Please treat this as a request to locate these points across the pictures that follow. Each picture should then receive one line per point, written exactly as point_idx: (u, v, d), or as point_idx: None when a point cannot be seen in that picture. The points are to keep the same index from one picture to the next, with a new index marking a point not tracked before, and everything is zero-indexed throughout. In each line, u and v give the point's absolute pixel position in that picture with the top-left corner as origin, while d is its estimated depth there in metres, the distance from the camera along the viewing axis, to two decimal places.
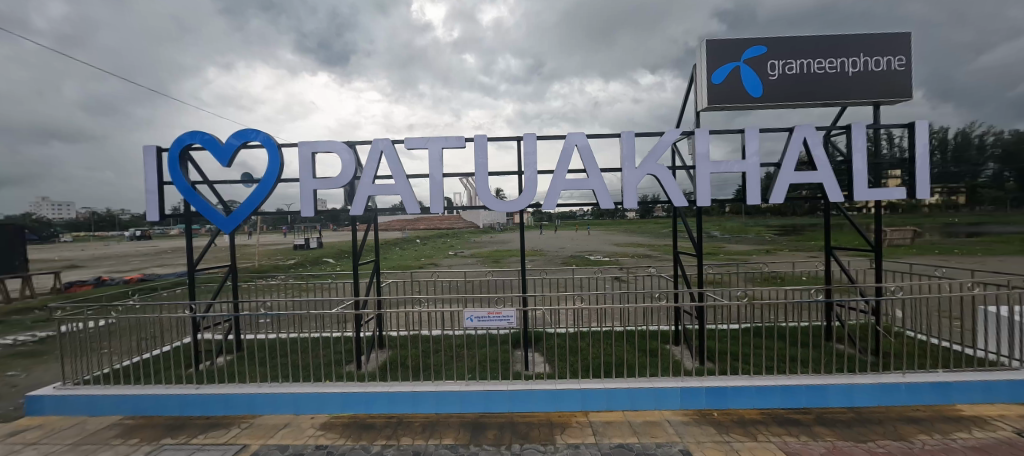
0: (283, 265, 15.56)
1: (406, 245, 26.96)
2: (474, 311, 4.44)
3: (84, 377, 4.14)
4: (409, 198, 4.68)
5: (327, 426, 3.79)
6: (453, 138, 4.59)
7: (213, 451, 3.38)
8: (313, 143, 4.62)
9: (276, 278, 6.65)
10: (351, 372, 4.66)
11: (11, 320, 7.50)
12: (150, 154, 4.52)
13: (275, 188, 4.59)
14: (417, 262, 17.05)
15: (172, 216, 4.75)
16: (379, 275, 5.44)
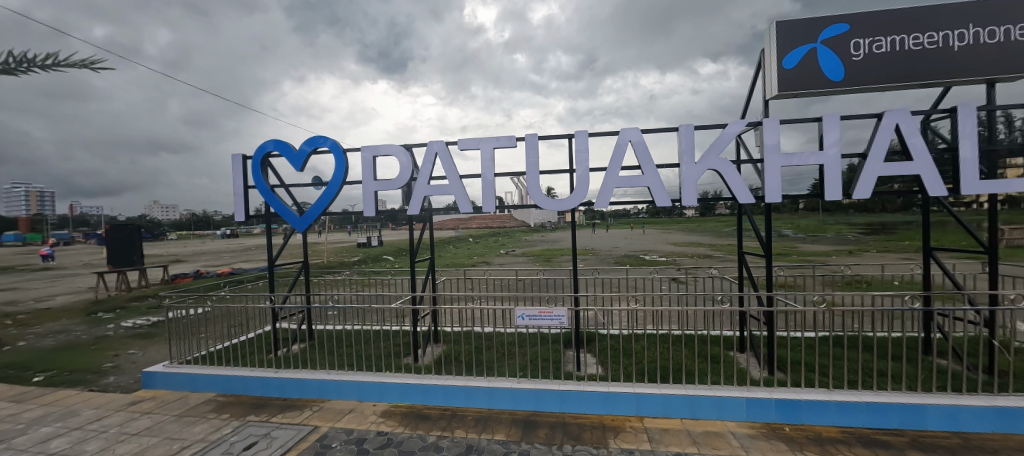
0: (348, 261, 16.75)
1: (459, 244, 27.78)
2: (525, 308, 4.45)
3: (187, 358, 4.75)
4: (462, 198, 4.80)
5: (387, 414, 4.02)
6: (504, 137, 4.63)
7: (289, 430, 3.71)
8: (374, 147, 4.91)
9: (342, 273, 7.16)
10: (409, 364, 4.89)
11: (133, 306, 8.82)
12: (237, 162, 5.07)
13: (341, 189, 4.93)
14: (469, 261, 17.51)
15: (255, 216, 5.28)
16: (434, 272, 5.64)
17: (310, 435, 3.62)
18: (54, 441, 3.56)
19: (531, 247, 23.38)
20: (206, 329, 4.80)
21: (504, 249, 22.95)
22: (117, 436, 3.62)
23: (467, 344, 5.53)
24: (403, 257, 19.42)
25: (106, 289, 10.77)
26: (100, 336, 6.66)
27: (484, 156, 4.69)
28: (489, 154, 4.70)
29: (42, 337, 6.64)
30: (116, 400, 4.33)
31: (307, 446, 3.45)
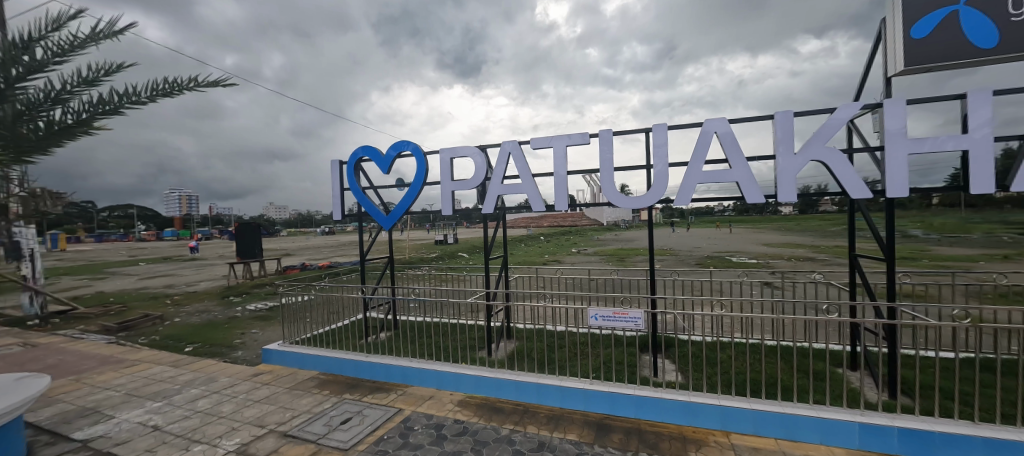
0: (427, 257, 17.86)
1: (529, 242, 28.07)
2: (598, 309, 4.33)
3: (295, 339, 5.44)
4: (534, 197, 4.82)
5: (463, 403, 4.20)
6: (577, 134, 4.55)
7: (377, 410, 4.06)
8: (451, 150, 5.14)
9: (422, 269, 7.66)
10: (483, 357, 5.07)
11: (255, 292, 10.37)
12: (334, 167, 5.67)
13: (422, 190, 5.25)
14: (541, 259, 17.64)
15: (349, 215, 5.87)
16: (508, 269, 5.75)
17: (396, 417, 3.93)
18: (200, 400, 4.31)
19: (602, 246, 22.78)
20: (310, 315, 5.45)
21: (574, 248, 22.68)
22: (244, 401, 4.27)
23: (539, 342, 5.56)
24: (476, 255, 20.16)
25: (236, 277, 12.81)
26: (232, 316, 7.94)
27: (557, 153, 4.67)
28: (562, 151, 4.66)
29: (192, 315, 8.11)
30: (244, 371, 5.12)
31: (393, 426, 3.74)
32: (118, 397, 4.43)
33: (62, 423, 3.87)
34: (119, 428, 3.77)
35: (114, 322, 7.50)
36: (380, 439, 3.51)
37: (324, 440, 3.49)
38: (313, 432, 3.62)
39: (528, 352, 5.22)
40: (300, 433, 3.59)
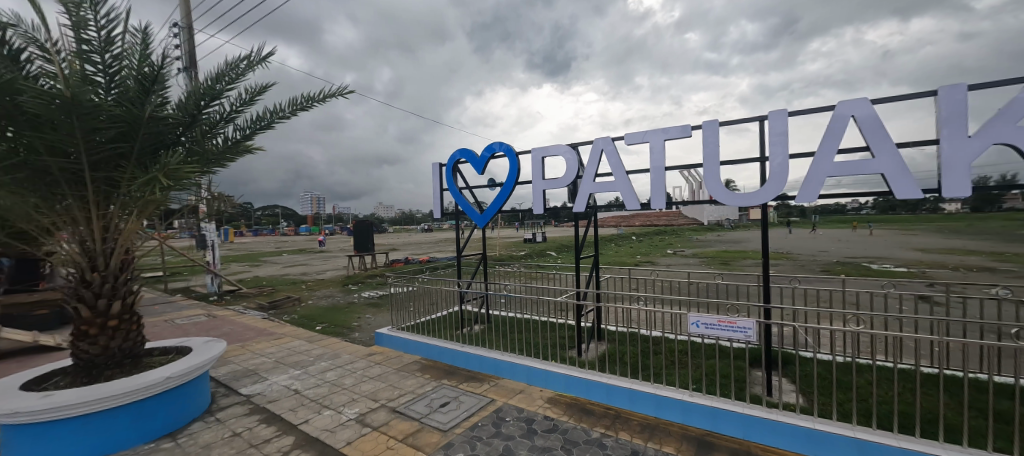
0: (516, 255, 18.34)
1: (617, 242, 27.08)
2: (700, 315, 3.97)
3: (402, 325, 6.02)
4: (628, 194, 4.59)
5: (553, 401, 4.21)
6: (678, 127, 4.16)
7: (472, 397, 4.26)
8: (544, 148, 4.87)
9: (513, 266, 7.89)
10: (572, 357, 5.03)
11: (368, 282, 11.77)
12: (435, 170, 6.12)
13: (514, 190, 5.30)
14: (632, 260, 16.90)
15: (447, 214, 6.30)
16: (599, 269, 5.58)
17: (489, 406, 4.08)
18: (328, 372, 5.02)
19: (700, 248, 20.95)
20: (413, 304, 5.97)
21: (668, 249, 21.25)
22: (361, 377, 4.86)
23: (632, 346, 5.32)
24: (564, 254, 20.11)
25: (353, 268, 14.69)
26: (351, 302, 9.12)
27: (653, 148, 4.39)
28: (660, 146, 4.36)
29: (321, 299, 9.52)
30: (360, 350, 5.83)
31: (487, 415, 3.90)
32: (270, 363, 5.39)
33: (233, 379, 4.84)
34: (270, 388, 4.57)
35: (267, 301, 9.17)
36: (476, 425, 3.68)
37: (426, 419, 3.77)
38: (416, 411, 3.95)
39: (620, 356, 5.03)
40: (406, 411, 3.95)
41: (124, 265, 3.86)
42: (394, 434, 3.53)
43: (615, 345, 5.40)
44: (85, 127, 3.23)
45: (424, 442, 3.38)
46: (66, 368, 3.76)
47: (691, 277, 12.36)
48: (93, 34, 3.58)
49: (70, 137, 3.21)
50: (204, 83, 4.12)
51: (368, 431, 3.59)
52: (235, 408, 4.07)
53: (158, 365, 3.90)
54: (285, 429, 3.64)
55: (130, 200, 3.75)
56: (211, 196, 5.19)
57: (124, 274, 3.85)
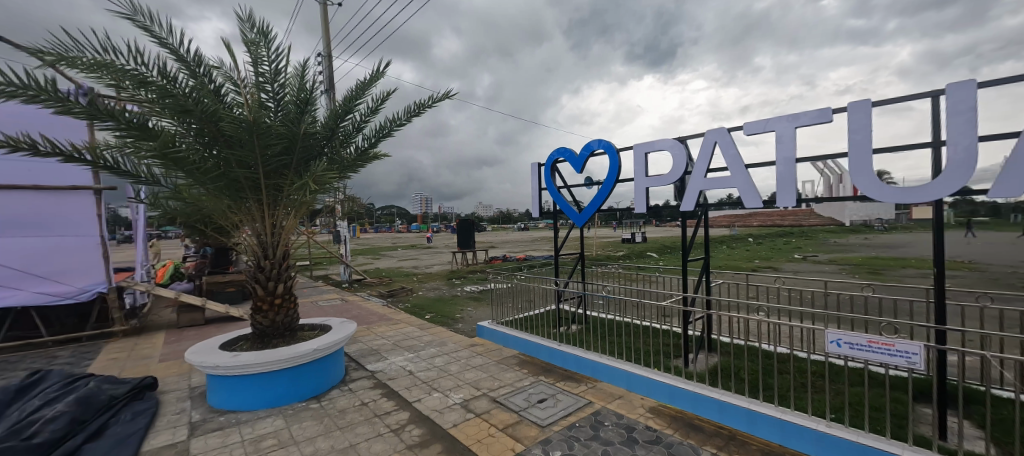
0: (612, 256, 17.73)
1: (727, 245, 24.37)
2: (839, 331, 3.10)
3: (501, 320, 6.29)
4: (748, 191, 3.62)
5: (656, 412, 3.83)
6: (819, 108, 3.20)
7: (569, 397, 4.20)
8: (647, 144, 4.53)
9: (611, 267, 7.66)
10: (679, 367, 4.65)
11: (470, 277, 12.58)
12: (534, 170, 6.24)
13: (614, 189, 4.95)
14: (748, 264, 15.06)
15: (544, 213, 6.39)
16: (709, 273, 4.97)
17: (587, 408, 3.94)
18: (436, 358, 5.48)
19: (838, 254, 17.70)
20: (511, 300, 6.17)
21: (794, 253, 18.41)
22: (465, 365, 5.20)
23: (753, 363, 4.71)
24: (665, 255, 18.82)
25: (455, 264, 15.84)
26: (455, 295, 9.83)
27: (780, 138, 3.42)
28: (792, 135, 3.34)
29: (430, 291, 10.47)
30: (464, 341, 6.24)
31: (585, 416, 3.77)
32: (389, 345, 6.10)
33: (361, 356, 5.60)
34: (390, 367, 5.16)
35: (386, 290, 10.41)
36: (574, 425, 3.60)
37: (525, 413, 3.85)
38: (515, 403, 4.05)
39: (736, 371, 4.49)
40: (506, 402, 4.09)
41: (287, 255, 4.75)
42: (496, 422, 3.68)
43: (729, 359, 4.85)
44: (262, 144, 4.07)
45: (524, 435, 3.44)
46: (248, 333, 4.76)
47: (827, 288, 10.50)
48: (267, 69, 4.49)
49: (253, 152, 4.07)
50: (341, 101, 4.85)
51: (471, 416, 3.82)
52: (363, 381, 4.70)
53: (308, 338, 4.70)
54: (402, 405, 4.08)
55: (290, 202, 4.60)
56: (345, 198, 6.09)
57: (285, 262, 4.71)
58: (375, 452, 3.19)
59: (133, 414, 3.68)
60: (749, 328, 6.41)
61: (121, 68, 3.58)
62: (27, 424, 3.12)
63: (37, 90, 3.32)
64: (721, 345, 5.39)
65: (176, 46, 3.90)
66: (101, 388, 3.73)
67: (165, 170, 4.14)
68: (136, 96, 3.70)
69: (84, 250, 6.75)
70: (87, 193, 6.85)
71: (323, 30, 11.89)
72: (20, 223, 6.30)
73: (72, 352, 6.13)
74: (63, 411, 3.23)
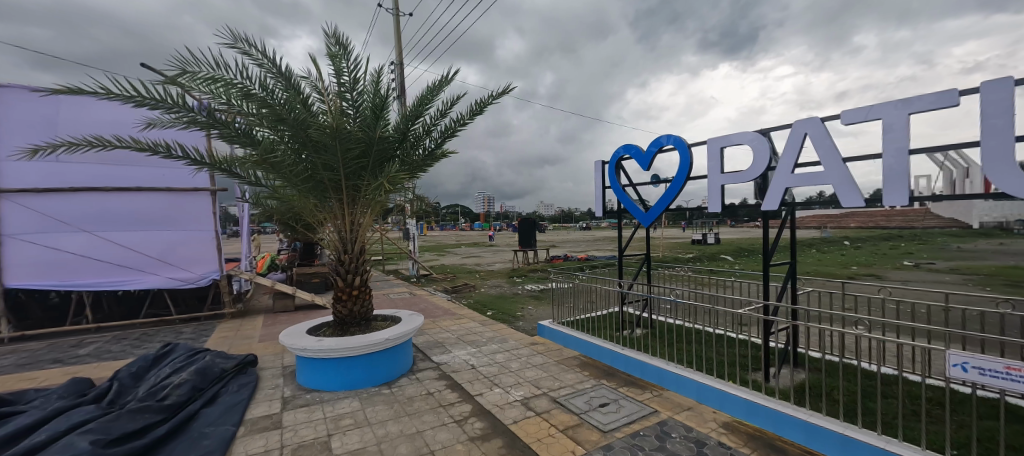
0: (681, 258, 16.71)
1: (817, 248, 21.73)
2: (964, 353, 2.50)
3: (563, 320, 6.22)
4: (845, 188, 3.17)
5: (730, 427, 3.52)
6: (940, 90, 2.70)
7: (634, 404, 4.01)
8: (722, 137, 4.18)
9: (680, 269, 7.22)
10: (759, 382, 4.24)
11: (530, 276, 12.63)
12: (598, 168, 6.08)
13: (685, 186, 4.62)
14: (844, 271, 13.30)
15: (608, 212, 6.20)
16: (797, 280, 4.46)
17: (652, 417, 3.73)
18: (498, 354, 5.59)
19: (966, 261, 14.90)
20: (573, 300, 6.09)
21: (904, 259, 15.87)
22: (525, 363, 5.23)
23: (851, 383, 4.14)
24: (742, 259, 17.29)
25: (516, 262, 16.03)
26: (516, 293, 9.95)
27: (887, 127, 2.93)
28: (904, 123, 2.83)
29: (491, 288, 10.72)
30: (524, 339, 6.28)
31: (650, 425, 3.57)
32: (453, 338, 6.34)
33: (427, 348, 5.89)
34: (454, 360, 5.36)
35: (450, 286, 10.85)
36: (638, 434, 3.42)
37: (586, 416, 3.76)
38: (576, 405, 3.98)
39: (828, 391, 3.99)
40: (566, 403, 4.03)
41: (363, 250, 5.14)
42: (556, 423, 3.64)
43: (820, 377, 4.33)
44: (344, 148, 4.45)
45: (585, 438, 3.36)
46: (330, 321, 5.24)
47: (950, 301, 8.92)
48: (347, 79, 4.90)
49: (335, 156, 4.46)
50: (412, 106, 5.13)
51: (532, 414, 3.82)
52: (429, 371, 4.94)
53: (381, 328, 5.04)
54: (465, 397, 4.21)
55: (366, 201, 4.98)
56: (414, 198, 6.44)
57: (362, 257, 5.10)
58: (439, 441, 3.33)
59: (239, 386, 4.24)
60: (845, 344, 5.66)
61: (232, 83, 4.13)
62: (161, 388, 3.75)
63: (171, 105, 3.95)
64: (810, 361, 4.82)
65: (275, 62, 4.40)
66: (215, 362, 4.36)
67: (265, 172, 4.70)
68: (243, 107, 4.24)
69: (202, 242, 7.92)
70: (205, 193, 7.99)
71: (396, 40, 12.69)
72: (157, 219, 7.58)
73: (195, 329, 7.22)
74: (187, 379, 3.83)
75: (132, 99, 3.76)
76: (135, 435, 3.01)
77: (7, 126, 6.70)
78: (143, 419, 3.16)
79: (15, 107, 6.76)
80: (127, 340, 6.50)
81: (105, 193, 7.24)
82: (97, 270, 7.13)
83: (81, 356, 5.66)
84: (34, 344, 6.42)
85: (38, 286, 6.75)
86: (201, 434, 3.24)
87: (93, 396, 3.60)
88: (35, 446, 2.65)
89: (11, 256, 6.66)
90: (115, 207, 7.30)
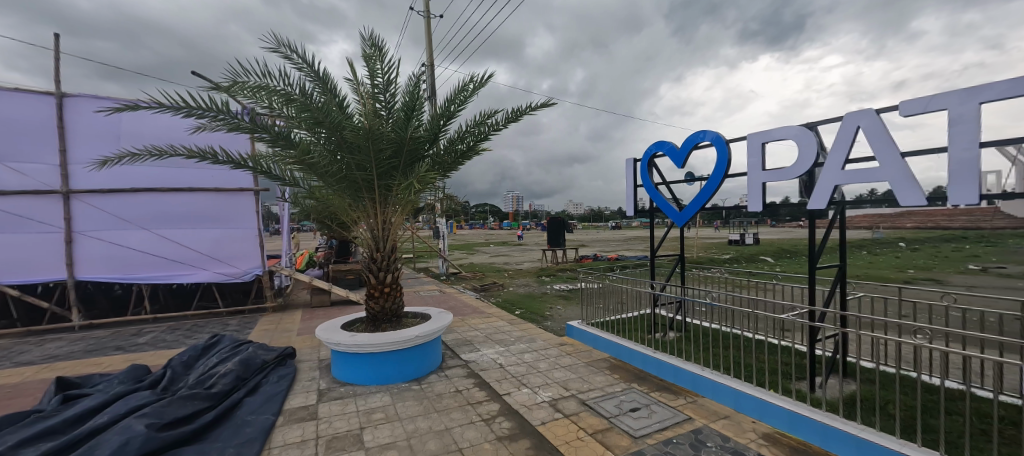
0: (716, 258, 16.05)
1: (867, 250, 20.27)
2: None
3: (593, 321, 6.10)
4: (904, 185, 2.90)
5: (771, 438, 3.31)
6: (1016, 78, 2.41)
7: (666, 410, 3.86)
8: (763, 132, 3.95)
9: (716, 271, 6.92)
10: (803, 392, 3.98)
11: (559, 275, 12.54)
12: (630, 166, 5.91)
13: (723, 184, 4.39)
14: (900, 274, 12.36)
15: (640, 212, 6.02)
16: (847, 284, 4.14)
17: (686, 424, 3.57)
18: (525, 353, 5.56)
19: None
20: (602, 301, 5.95)
21: (968, 263, 14.53)
22: (554, 363, 5.18)
23: (909, 396, 3.81)
24: (784, 260, 16.44)
25: (545, 261, 15.92)
26: (544, 292, 9.90)
27: (954, 119, 2.66)
28: (975, 113, 2.55)
29: (520, 287, 10.72)
30: (553, 339, 6.22)
31: (684, 432, 3.42)
32: (481, 337, 6.37)
33: (456, 345, 5.95)
34: (482, 358, 5.39)
35: (479, 284, 10.96)
36: (670, 441, 3.29)
37: (616, 420, 3.66)
38: (606, 409, 3.88)
39: (882, 404, 3.69)
40: (596, 406, 3.94)
41: (395, 248, 5.26)
42: (584, 426, 3.57)
43: (873, 389, 4.01)
44: (377, 149, 4.57)
45: (615, 443, 3.27)
46: (363, 316, 5.39)
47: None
48: (381, 80, 5.00)
49: (369, 156, 4.59)
50: (444, 106, 5.18)
51: (560, 416, 3.76)
52: (458, 369, 4.98)
53: (411, 325, 5.13)
54: (493, 396, 4.21)
55: (398, 200, 5.10)
56: (444, 197, 6.54)
57: (393, 255, 5.21)
58: (467, 439, 3.34)
59: (278, 377, 4.44)
60: (902, 354, 5.22)
61: (274, 89, 4.31)
62: (208, 377, 3.99)
63: (216, 112, 4.16)
64: (862, 371, 4.48)
65: (313, 66, 4.56)
66: (257, 354, 4.59)
67: (302, 173, 4.91)
68: (283, 112, 4.43)
69: (246, 240, 8.37)
70: (249, 193, 8.43)
71: (428, 42, 12.92)
72: (206, 218, 8.08)
73: (240, 322, 7.67)
74: (231, 369, 4.06)
75: (182, 108, 4.00)
76: (185, 421, 3.21)
77: (77, 136, 7.35)
78: (191, 406, 3.36)
79: (83, 119, 7.39)
80: (180, 331, 6.98)
81: (161, 192, 7.78)
82: (154, 265, 7.72)
83: (140, 344, 6.13)
84: (100, 332, 7.02)
85: (104, 278, 7.38)
86: (243, 422, 3.41)
87: (149, 382, 3.88)
88: (98, 427, 2.87)
89: (82, 251, 7.31)
90: (169, 206, 7.84)
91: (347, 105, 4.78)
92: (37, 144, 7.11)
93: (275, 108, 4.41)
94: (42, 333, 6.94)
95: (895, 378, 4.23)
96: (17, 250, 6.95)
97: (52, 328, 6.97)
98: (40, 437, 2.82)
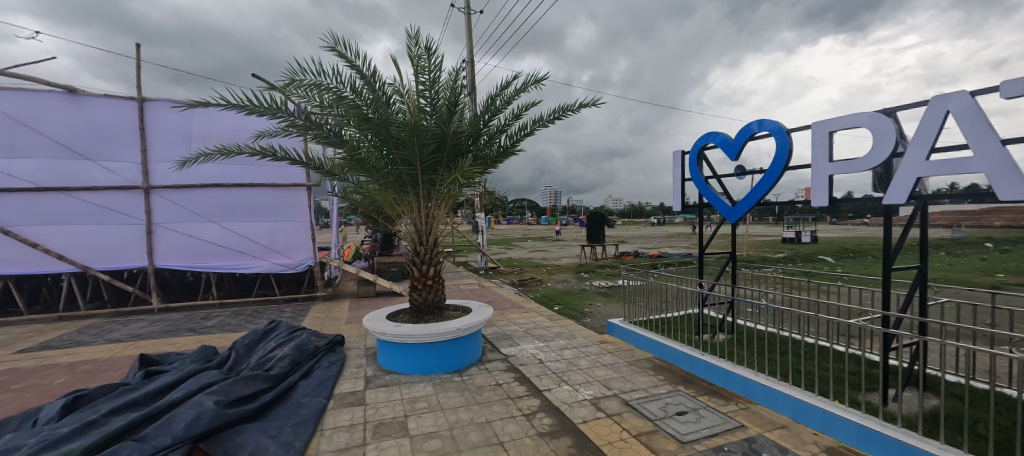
0: (770, 257, 15.05)
1: (946, 250, 18.13)
2: None
3: (636, 320, 5.86)
4: (1006, 177, 2.50)
5: (835, 452, 3.03)
6: None
7: (716, 416, 3.63)
8: (830, 121, 3.59)
9: (771, 270, 6.46)
10: (874, 404, 3.62)
11: (598, 272, 12.27)
12: (677, 159, 5.63)
13: (782, 177, 4.04)
14: (990, 278, 11.00)
15: (688, 207, 5.71)
16: (931, 288, 3.64)
17: (738, 432, 3.35)
18: (565, 350, 5.47)
19: None
20: (644, 299, 5.71)
21: None
22: (594, 361, 5.05)
23: (1004, 417, 3.34)
24: (846, 260, 15.18)
25: (584, 257, 15.62)
26: (583, 289, 9.70)
27: None
28: None
29: (558, 283, 10.63)
30: (594, 337, 6.09)
31: (736, 440, 3.21)
32: (521, 331, 6.37)
33: (496, 339, 5.97)
34: (522, 353, 5.36)
35: (517, 280, 10.96)
36: (721, 449, 3.09)
37: (661, 423, 3.50)
38: (651, 411, 3.72)
39: (970, 423, 3.27)
40: (640, 407, 3.80)
41: (437, 243, 5.31)
42: (628, 427, 3.45)
43: (959, 405, 3.56)
44: (421, 144, 4.64)
45: (660, 447, 3.13)
46: (406, 308, 5.53)
47: None
48: (425, 78, 5.05)
49: (413, 151, 4.69)
50: (486, 103, 5.17)
51: (601, 416, 3.66)
52: (498, 363, 4.98)
53: (452, 317, 5.18)
54: (533, 392, 4.17)
55: (440, 195, 5.17)
56: (484, 191, 6.59)
57: (435, 248, 5.26)
58: (507, 432, 3.33)
59: (329, 362, 4.67)
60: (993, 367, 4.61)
61: (328, 88, 4.49)
62: (268, 360, 4.26)
63: (274, 110, 4.40)
64: (945, 385, 4.00)
65: (362, 64, 4.68)
66: (310, 340, 4.86)
67: (352, 169, 5.12)
68: (334, 110, 4.60)
69: (298, 232, 8.85)
70: (301, 189, 8.88)
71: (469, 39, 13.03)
72: (264, 212, 8.63)
73: (294, 309, 8.17)
74: (288, 354, 4.31)
75: (245, 107, 4.26)
76: (249, 399, 3.46)
77: (155, 136, 8.10)
78: (253, 385, 3.61)
79: (161, 121, 8.13)
80: (242, 316, 7.56)
81: (225, 188, 8.39)
82: (220, 254, 8.40)
83: (209, 327, 6.71)
84: (175, 314, 7.75)
85: (178, 266, 8.14)
86: (299, 404, 3.60)
87: (217, 362, 4.21)
88: (174, 402, 3.14)
89: (161, 242, 8.08)
90: (233, 201, 8.46)
91: (393, 102, 4.88)
92: (122, 144, 7.91)
93: (326, 106, 4.59)
94: (128, 313, 7.76)
95: (988, 396, 3.72)
96: (108, 240, 7.80)
97: (136, 310, 7.79)
98: (127, 407, 3.14)
